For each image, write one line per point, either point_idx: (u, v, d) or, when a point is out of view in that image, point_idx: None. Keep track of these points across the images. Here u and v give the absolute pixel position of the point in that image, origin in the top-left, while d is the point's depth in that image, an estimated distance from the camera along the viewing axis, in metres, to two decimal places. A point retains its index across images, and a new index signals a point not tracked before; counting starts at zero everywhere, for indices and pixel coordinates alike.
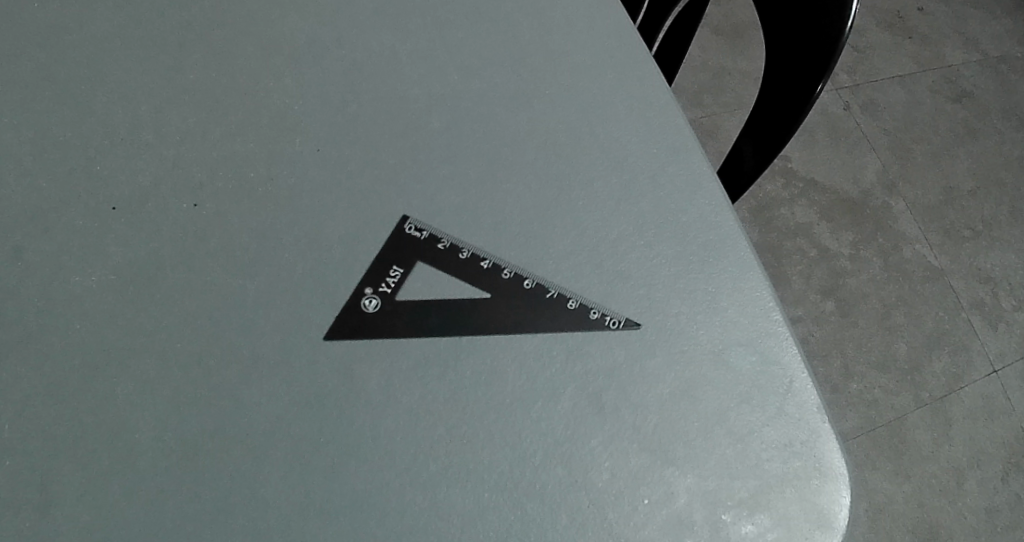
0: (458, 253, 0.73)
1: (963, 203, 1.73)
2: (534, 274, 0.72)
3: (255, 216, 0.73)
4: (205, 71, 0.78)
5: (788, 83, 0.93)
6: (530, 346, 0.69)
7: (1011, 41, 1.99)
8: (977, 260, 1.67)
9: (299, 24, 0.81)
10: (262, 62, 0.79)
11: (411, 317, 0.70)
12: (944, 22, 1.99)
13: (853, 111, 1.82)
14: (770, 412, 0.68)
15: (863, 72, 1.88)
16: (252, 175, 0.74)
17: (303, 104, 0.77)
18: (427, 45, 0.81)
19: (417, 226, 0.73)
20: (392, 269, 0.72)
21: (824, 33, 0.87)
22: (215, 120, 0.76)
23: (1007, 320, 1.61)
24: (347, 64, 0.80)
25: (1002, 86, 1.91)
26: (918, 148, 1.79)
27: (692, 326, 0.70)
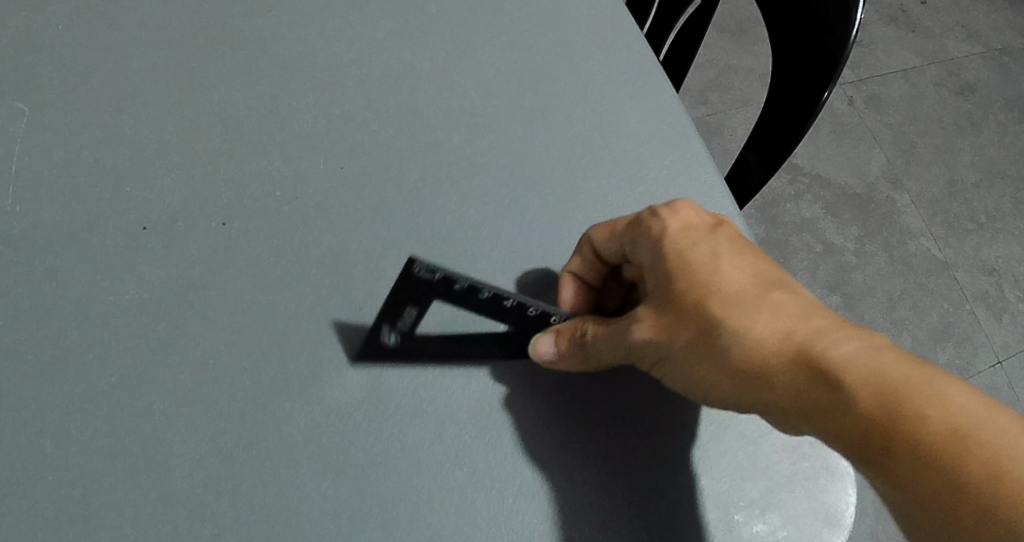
0: (479, 292, 0.72)
1: (966, 196, 1.75)
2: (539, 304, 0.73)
3: (282, 233, 0.76)
4: (230, 92, 0.81)
5: (795, 92, 0.96)
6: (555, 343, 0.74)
7: (1014, 32, 2.01)
8: (982, 252, 1.68)
9: (320, 45, 0.84)
10: (286, 83, 0.82)
11: (433, 353, 0.72)
12: (948, 15, 2.01)
13: (857, 106, 1.84)
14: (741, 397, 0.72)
15: (868, 67, 1.90)
16: (278, 194, 0.77)
17: (326, 124, 0.80)
18: (445, 62, 0.84)
19: (427, 268, 0.71)
20: (407, 310, 0.72)
21: (830, 40, 0.89)
22: (241, 140, 0.79)
23: (1012, 311, 1.61)
24: (367, 82, 0.82)
25: (1005, 78, 1.93)
26: (922, 142, 1.81)
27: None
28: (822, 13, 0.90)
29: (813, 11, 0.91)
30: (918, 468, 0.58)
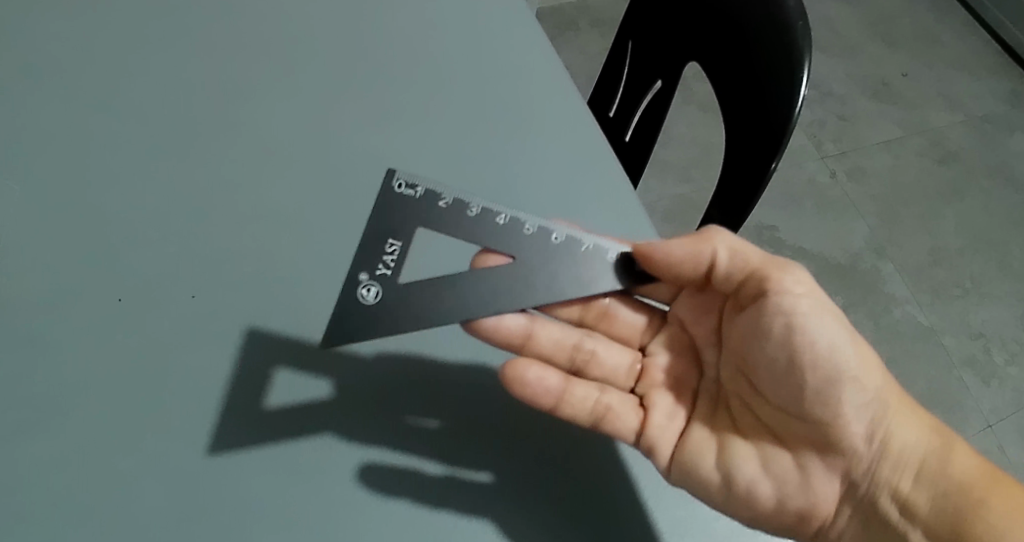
0: (464, 210, 0.78)
1: (951, 263, 1.77)
2: (531, 220, 0.79)
3: (244, 319, 0.79)
4: (199, 189, 0.86)
5: (745, 160, 0.96)
6: (516, 319, 0.77)
7: (996, 100, 2.06)
8: (969, 317, 1.69)
9: (284, 148, 0.90)
10: (253, 181, 0.88)
11: (410, 303, 0.75)
12: (931, 85, 2.07)
13: (840, 179, 1.89)
14: (689, 478, 0.76)
15: (849, 141, 1.95)
16: (243, 283, 0.81)
17: (287, 219, 0.85)
18: (400, 162, 0.90)
19: (407, 184, 0.77)
20: (390, 244, 0.75)
21: (775, 112, 0.91)
22: (208, 233, 0.84)
23: (1000, 375, 1.61)
24: (327, 179, 0.88)
25: (987, 146, 1.98)
26: (906, 211, 1.85)
27: (590, 237, 0.79)
28: (773, 86, 0.91)
29: (764, 85, 0.93)
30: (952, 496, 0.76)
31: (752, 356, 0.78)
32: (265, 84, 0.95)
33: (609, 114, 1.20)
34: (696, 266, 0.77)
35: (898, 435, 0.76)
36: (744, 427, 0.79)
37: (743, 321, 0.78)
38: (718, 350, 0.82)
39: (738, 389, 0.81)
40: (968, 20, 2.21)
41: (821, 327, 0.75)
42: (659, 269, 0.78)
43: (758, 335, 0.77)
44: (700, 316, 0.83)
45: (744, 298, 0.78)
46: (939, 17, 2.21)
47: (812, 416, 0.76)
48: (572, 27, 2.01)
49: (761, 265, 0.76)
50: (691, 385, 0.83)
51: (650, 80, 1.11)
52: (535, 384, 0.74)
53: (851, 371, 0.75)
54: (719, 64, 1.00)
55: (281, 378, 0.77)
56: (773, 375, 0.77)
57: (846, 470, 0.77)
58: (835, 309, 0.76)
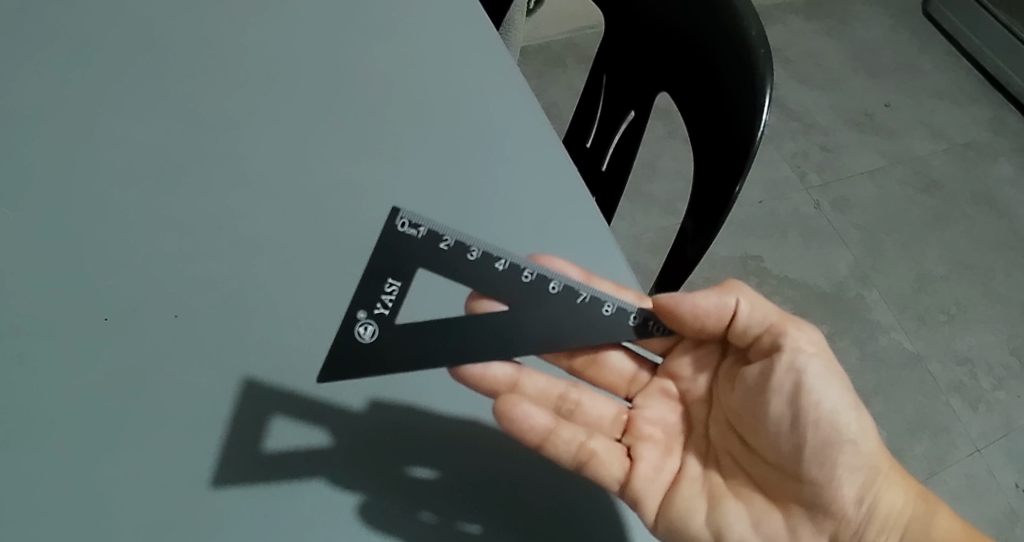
0: (468, 254, 0.70)
1: (936, 290, 1.75)
2: (532, 266, 0.71)
3: (146, 354, 0.70)
4: (104, 209, 0.77)
5: (713, 178, 0.91)
6: (502, 367, 0.67)
7: (977, 128, 2.01)
8: (954, 342, 1.68)
9: (203, 164, 0.81)
10: (164, 200, 0.79)
11: (408, 348, 0.67)
12: (912, 116, 2.02)
13: (824, 209, 1.85)
14: (679, 535, 0.67)
15: (832, 170, 1.91)
16: (149, 313, 0.72)
17: (201, 242, 0.76)
18: (331, 179, 0.82)
19: (411, 222, 0.69)
20: (389, 283, 0.67)
21: (740, 131, 0.85)
22: (110, 257, 0.75)
23: (987, 399, 1.61)
24: (249, 197, 0.80)
25: (968, 173, 1.93)
26: (890, 239, 1.82)
27: (588, 288, 0.70)
28: (726, 112, 0.88)
29: (720, 108, 0.90)
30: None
31: (753, 415, 0.69)
32: (194, 87, 0.87)
33: (586, 144, 1.15)
34: (717, 320, 0.69)
35: (887, 499, 0.69)
36: (735, 486, 0.70)
37: (749, 378, 0.69)
38: (709, 406, 0.73)
39: (731, 448, 0.71)
40: (949, 50, 2.17)
41: (829, 388, 0.67)
42: (674, 321, 0.69)
43: (763, 393, 0.68)
44: (696, 371, 0.74)
45: (754, 354, 0.70)
46: (920, 49, 2.17)
47: (808, 476, 0.68)
48: (559, 64, 2.04)
49: (779, 321, 0.68)
50: (679, 441, 0.73)
51: (619, 110, 1.07)
52: (524, 421, 0.65)
53: (852, 435, 0.67)
54: (691, 78, 0.94)
55: (275, 425, 0.68)
56: (771, 437, 0.68)
57: (833, 533, 0.69)
58: (844, 372, 0.68)
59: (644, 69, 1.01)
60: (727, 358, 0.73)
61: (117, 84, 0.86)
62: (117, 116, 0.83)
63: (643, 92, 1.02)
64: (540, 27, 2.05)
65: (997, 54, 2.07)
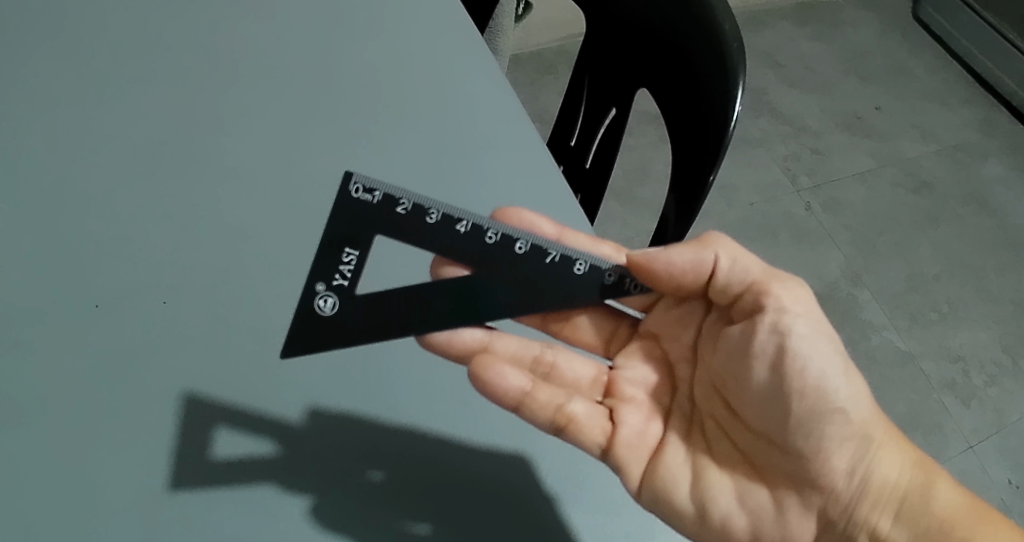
0: (426, 217, 0.69)
1: (927, 288, 1.71)
2: (496, 226, 0.69)
3: (113, 351, 0.70)
4: (73, 210, 0.78)
5: (691, 164, 0.91)
6: (472, 331, 0.67)
7: (970, 128, 1.99)
8: (947, 340, 1.64)
9: (174, 164, 0.82)
10: (135, 200, 0.79)
11: (371, 317, 0.67)
12: (904, 118, 1.99)
13: (815, 212, 1.81)
14: (662, 506, 0.67)
15: (822, 173, 1.88)
16: (115, 312, 0.72)
17: (169, 241, 0.77)
18: (302, 181, 0.82)
19: (364, 188, 0.68)
20: (346, 252, 0.67)
21: (715, 120, 0.86)
22: (78, 258, 0.75)
23: (980, 396, 1.57)
24: (219, 198, 0.80)
25: (960, 174, 1.90)
26: (881, 240, 1.78)
27: (559, 247, 0.69)
28: (700, 105, 0.90)
29: (696, 96, 0.90)
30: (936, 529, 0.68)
31: (736, 379, 0.68)
32: (168, 82, 0.87)
33: (571, 142, 1.13)
34: (694, 277, 0.67)
35: (882, 469, 0.68)
36: (719, 455, 0.69)
37: (732, 338, 0.67)
38: (694, 366, 0.72)
39: (715, 413, 0.70)
40: (940, 51, 2.16)
41: (815, 350, 0.65)
42: (649, 278, 0.68)
43: (746, 357, 0.66)
44: (678, 330, 0.72)
45: (737, 314, 0.67)
46: (911, 50, 2.15)
47: (795, 447, 0.67)
48: (552, 71, 2.06)
49: (763, 278, 0.65)
50: (663, 404, 0.72)
51: (603, 106, 1.05)
52: (499, 381, 0.65)
53: (842, 402, 0.65)
54: (665, 72, 0.94)
55: (220, 436, 0.67)
56: (755, 400, 0.67)
57: (823, 507, 0.68)
58: (833, 333, 0.65)
59: (620, 66, 1.02)
60: (711, 315, 0.71)
61: (95, 81, 0.87)
62: (92, 114, 0.84)
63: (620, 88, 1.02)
64: (532, 36, 2.06)
65: (988, 57, 2.07)
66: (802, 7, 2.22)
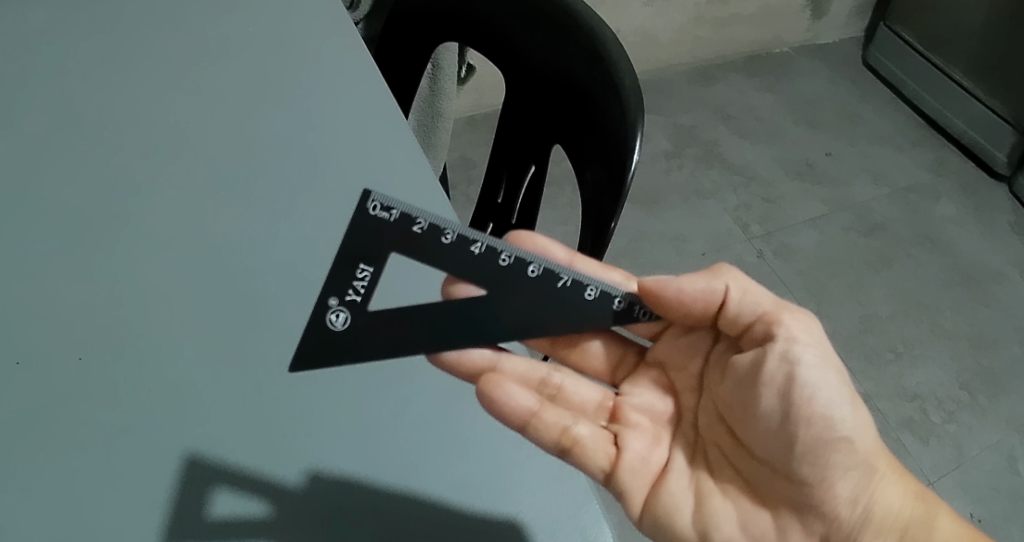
0: (442, 237, 0.71)
1: (882, 329, 1.75)
2: (509, 249, 0.71)
3: (95, 409, 0.69)
4: (51, 268, 0.77)
5: (599, 200, 0.90)
6: (481, 351, 0.69)
7: (919, 170, 2.07)
8: (902, 379, 1.68)
9: (150, 215, 0.81)
10: (113, 255, 0.78)
11: (380, 334, 0.69)
12: (854, 163, 2.06)
13: (767, 258, 1.85)
14: (662, 532, 0.69)
15: (774, 220, 1.93)
16: (97, 368, 0.71)
17: (150, 291, 0.76)
18: (288, 224, 0.81)
19: (383, 206, 0.72)
20: (360, 268, 0.70)
21: (617, 158, 0.86)
22: (58, 316, 0.74)
23: (938, 432, 1.60)
24: (199, 246, 0.79)
25: (911, 214, 1.97)
26: (834, 283, 1.82)
27: (570, 272, 0.72)
28: (598, 138, 0.89)
29: (596, 133, 0.90)
30: None
31: (743, 406, 0.68)
32: (148, 136, 0.87)
33: (497, 200, 1.10)
34: (704, 306, 0.68)
35: (884, 498, 0.68)
36: (722, 482, 0.70)
37: (740, 367, 0.67)
38: (699, 395, 0.73)
39: (719, 440, 0.71)
40: (889, 97, 2.25)
41: (824, 381, 0.65)
42: (658, 305, 0.69)
43: (755, 386, 0.66)
44: (686, 359, 0.73)
45: (747, 343, 0.68)
46: (861, 97, 2.24)
47: (799, 476, 0.66)
48: None
49: (774, 310, 0.66)
50: (667, 430, 0.72)
51: (525, 162, 1.03)
52: (506, 400, 0.65)
53: (847, 432, 0.65)
54: (564, 107, 0.94)
55: (217, 496, 0.65)
56: (759, 427, 0.67)
57: (825, 534, 0.68)
58: (842, 365, 0.66)
59: (518, 101, 1.01)
60: (718, 345, 0.71)
61: (73, 137, 0.86)
62: (68, 172, 0.84)
63: (528, 126, 1.01)
64: (486, 95, 2.09)
65: (935, 98, 2.15)
66: (752, 60, 2.30)
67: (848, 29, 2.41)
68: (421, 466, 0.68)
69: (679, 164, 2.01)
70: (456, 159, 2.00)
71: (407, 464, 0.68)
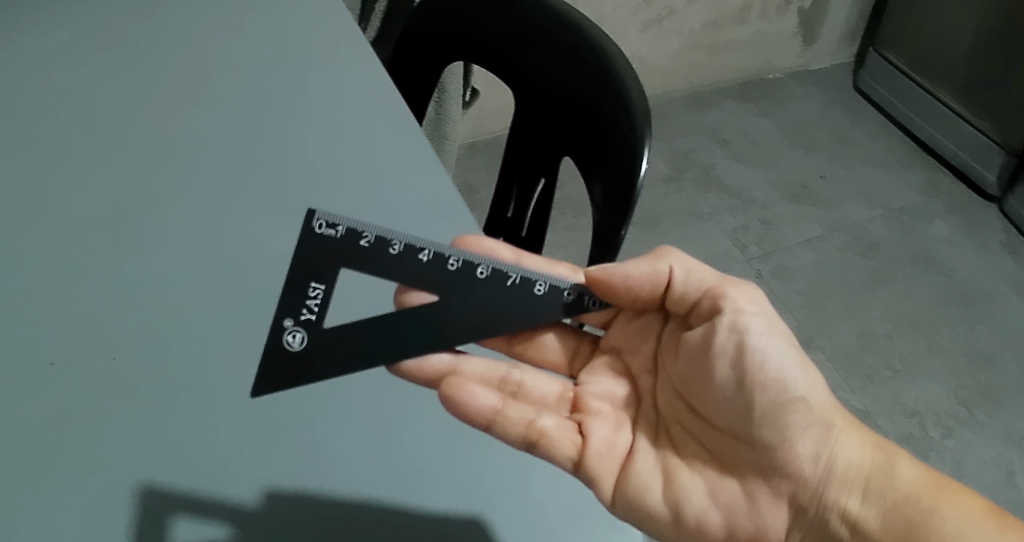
0: (389, 247, 0.74)
1: (880, 347, 1.77)
2: (456, 254, 0.75)
3: (91, 409, 0.71)
4: (52, 277, 0.80)
5: (607, 217, 0.93)
6: (439, 355, 0.71)
7: (912, 191, 2.09)
8: (901, 396, 1.69)
9: (149, 227, 0.84)
10: (113, 264, 0.81)
11: (339, 347, 0.71)
12: (848, 185, 2.09)
13: (766, 278, 1.87)
14: (634, 512, 0.70)
15: (772, 242, 1.95)
16: (94, 370, 0.74)
17: (147, 298, 0.79)
18: (279, 234, 0.84)
19: (327, 224, 0.74)
20: (312, 287, 0.73)
21: (626, 177, 0.89)
22: (59, 321, 0.77)
23: (937, 448, 1.61)
24: (194, 255, 0.82)
25: (905, 234, 1.99)
26: (832, 302, 1.84)
27: (518, 270, 0.75)
28: (607, 157, 0.92)
29: (606, 153, 0.92)
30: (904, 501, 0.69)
31: (698, 380, 0.71)
32: (147, 153, 0.91)
33: (505, 214, 1.13)
34: (651, 289, 0.72)
35: (845, 452, 0.70)
36: (687, 457, 0.72)
37: (692, 342, 0.71)
38: (655, 375, 0.76)
39: (680, 417, 0.74)
40: (881, 119, 2.28)
41: (772, 346, 0.68)
42: (607, 292, 0.72)
43: (708, 358, 0.70)
44: (639, 342, 0.77)
45: (695, 319, 0.72)
46: (853, 120, 2.28)
47: (760, 441, 0.69)
48: None
49: (717, 285, 0.70)
50: (629, 415, 0.75)
51: (535, 176, 1.07)
52: (469, 400, 0.67)
53: (801, 392, 0.68)
54: (574, 126, 0.97)
55: (177, 523, 0.66)
56: (715, 397, 0.70)
57: (792, 494, 0.70)
58: (787, 330, 0.70)
59: (526, 119, 1.04)
60: (668, 325, 0.75)
61: (76, 154, 0.90)
62: (71, 186, 0.87)
63: (537, 144, 1.04)
64: (487, 122, 2.14)
65: (925, 121, 2.18)
66: (746, 86, 2.34)
67: (839, 55, 2.45)
68: (396, 471, 0.70)
69: (677, 188, 2.04)
70: (458, 185, 2.03)
71: (383, 468, 0.70)
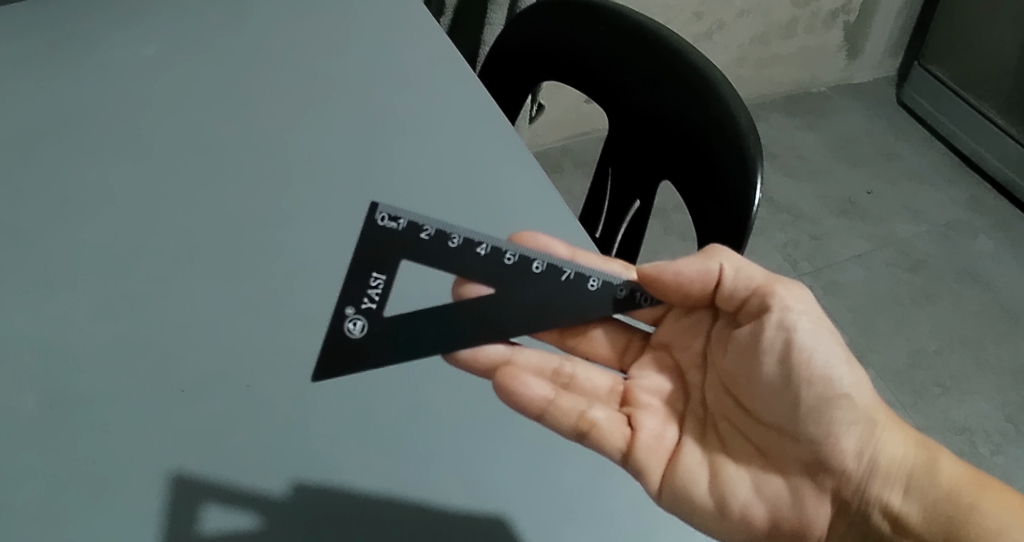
0: (448, 241, 0.77)
1: (929, 363, 1.75)
2: (513, 249, 0.77)
3: (156, 390, 0.74)
4: (119, 260, 0.83)
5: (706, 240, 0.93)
6: (495, 346, 0.73)
7: (960, 207, 2.07)
8: (951, 413, 1.67)
9: (213, 218, 0.87)
10: (178, 252, 0.84)
11: (398, 337, 0.74)
12: (895, 200, 2.08)
13: (815, 292, 1.87)
14: (681, 504, 0.71)
15: (821, 258, 1.94)
16: (160, 352, 0.76)
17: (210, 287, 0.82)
18: (334, 225, 0.87)
19: (389, 217, 0.77)
20: (374, 277, 0.75)
21: (733, 205, 0.89)
22: (127, 303, 0.79)
23: (987, 464, 1.59)
24: (255, 246, 0.85)
25: (953, 250, 1.97)
26: (880, 318, 1.83)
27: (573, 265, 0.77)
28: (709, 183, 0.92)
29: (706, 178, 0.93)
30: (945, 497, 0.71)
31: (745, 376, 0.73)
32: (209, 145, 0.94)
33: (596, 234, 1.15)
34: (702, 285, 0.74)
35: (889, 449, 0.71)
36: (734, 450, 0.74)
37: (741, 338, 0.73)
38: (704, 371, 0.78)
39: (727, 413, 0.75)
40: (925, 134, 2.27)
41: (819, 342, 0.70)
42: (659, 288, 0.74)
43: (756, 354, 0.72)
44: (688, 338, 0.79)
45: (744, 317, 0.73)
46: (898, 135, 2.26)
47: (806, 435, 0.71)
48: (557, 170, 2.16)
49: (767, 283, 0.72)
50: (677, 410, 0.77)
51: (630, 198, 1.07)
52: (524, 390, 0.70)
53: (846, 388, 0.70)
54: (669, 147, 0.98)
55: (208, 511, 0.68)
56: (762, 392, 0.72)
57: (836, 488, 0.71)
58: (833, 327, 0.71)
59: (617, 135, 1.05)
60: (718, 322, 0.77)
61: (142, 146, 0.93)
62: (137, 174, 0.90)
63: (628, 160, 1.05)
64: (537, 135, 2.16)
65: (971, 137, 2.15)
66: (792, 99, 2.34)
67: (884, 68, 2.44)
68: (447, 457, 0.73)
69: None
70: None
71: (433, 456, 0.73)
